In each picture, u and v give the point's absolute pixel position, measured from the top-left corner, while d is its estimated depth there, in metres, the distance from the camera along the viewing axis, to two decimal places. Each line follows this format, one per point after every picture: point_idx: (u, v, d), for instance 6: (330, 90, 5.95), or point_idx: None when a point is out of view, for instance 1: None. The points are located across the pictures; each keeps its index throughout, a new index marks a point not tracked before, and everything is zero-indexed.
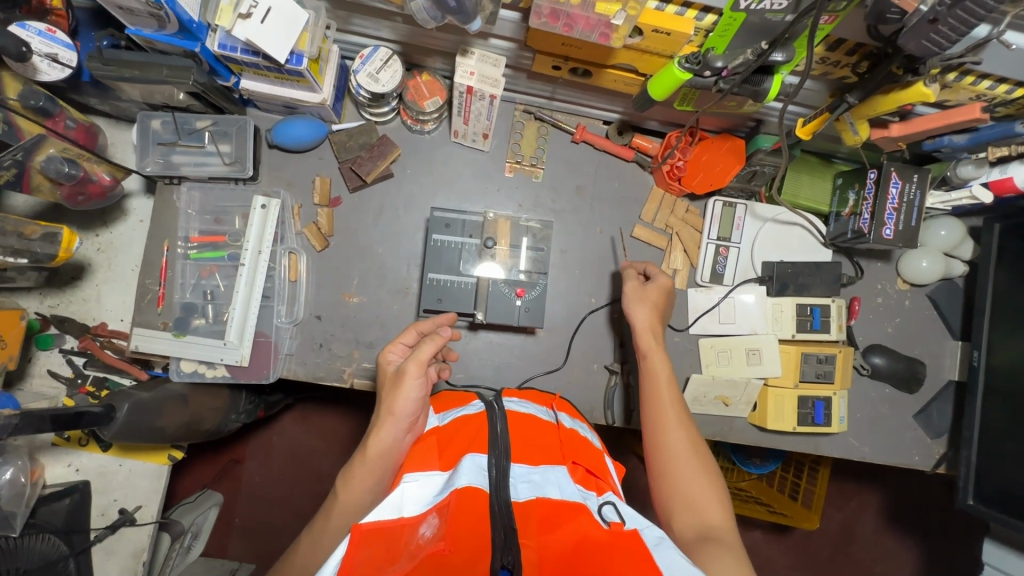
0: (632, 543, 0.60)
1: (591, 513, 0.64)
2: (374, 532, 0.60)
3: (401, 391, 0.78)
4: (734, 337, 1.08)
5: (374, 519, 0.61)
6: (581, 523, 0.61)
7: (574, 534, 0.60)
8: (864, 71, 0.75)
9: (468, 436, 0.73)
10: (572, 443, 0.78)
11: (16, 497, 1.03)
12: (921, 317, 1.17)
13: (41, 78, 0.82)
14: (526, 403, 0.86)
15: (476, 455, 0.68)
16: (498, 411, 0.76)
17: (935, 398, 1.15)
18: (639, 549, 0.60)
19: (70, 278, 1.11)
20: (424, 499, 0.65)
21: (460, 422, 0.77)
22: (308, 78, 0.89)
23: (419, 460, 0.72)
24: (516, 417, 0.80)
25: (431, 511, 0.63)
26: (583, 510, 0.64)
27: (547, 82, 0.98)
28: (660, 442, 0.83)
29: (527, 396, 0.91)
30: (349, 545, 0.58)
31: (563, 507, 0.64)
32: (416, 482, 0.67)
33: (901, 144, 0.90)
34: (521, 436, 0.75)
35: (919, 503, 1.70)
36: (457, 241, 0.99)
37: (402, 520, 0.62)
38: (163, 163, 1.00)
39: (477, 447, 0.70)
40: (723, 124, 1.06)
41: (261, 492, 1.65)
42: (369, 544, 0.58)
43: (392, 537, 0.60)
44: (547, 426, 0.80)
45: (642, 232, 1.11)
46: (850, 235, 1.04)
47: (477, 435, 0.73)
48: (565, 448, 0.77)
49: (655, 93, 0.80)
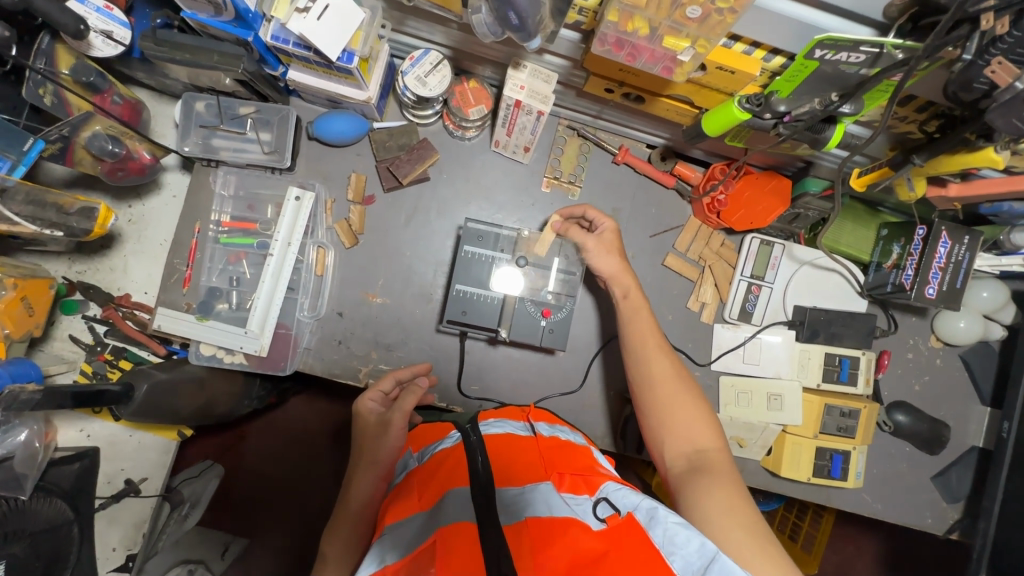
0: (629, 536, 0.62)
1: (584, 523, 0.64)
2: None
3: (386, 440, 0.85)
4: (758, 379, 1.06)
5: None
6: (573, 536, 0.61)
7: (570, 546, 0.60)
8: (933, 130, 0.72)
9: (447, 470, 0.72)
10: (555, 455, 0.77)
11: (28, 459, 1.04)
12: (950, 378, 1.14)
13: (94, 54, 0.81)
14: (502, 422, 0.84)
15: (457, 490, 0.67)
16: (474, 441, 0.75)
17: (956, 462, 1.12)
18: (636, 539, 0.62)
19: (99, 246, 1.12)
20: (403, 544, 0.64)
21: (438, 459, 0.75)
22: (357, 76, 0.88)
23: (401, 507, 0.71)
24: (493, 440, 0.79)
25: (416, 556, 0.60)
26: (572, 522, 0.63)
27: (596, 102, 0.96)
28: (646, 375, 0.87)
29: (503, 415, 0.88)
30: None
31: (555, 523, 0.63)
32: (397, 532, 0.65)
33: (957, 205, 0.87)
34: (500, 459, 0.73)
35: (919, 558, 1.66)
36: (489, 254, 0.98)
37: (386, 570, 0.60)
38: (203, 145, 1.00)
39: (456, 482, 0.69)
40: (770, 161, 1.03)
41: (260, 471, 1.66)
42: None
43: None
44: (525, 443, 0.79)
45: (674, 262, 1.09)
46: (889, 289, 1.00)
47: (455, 469, 0.72)
48: (548, 460, 0.75)
49: (709, 129, 0.78)
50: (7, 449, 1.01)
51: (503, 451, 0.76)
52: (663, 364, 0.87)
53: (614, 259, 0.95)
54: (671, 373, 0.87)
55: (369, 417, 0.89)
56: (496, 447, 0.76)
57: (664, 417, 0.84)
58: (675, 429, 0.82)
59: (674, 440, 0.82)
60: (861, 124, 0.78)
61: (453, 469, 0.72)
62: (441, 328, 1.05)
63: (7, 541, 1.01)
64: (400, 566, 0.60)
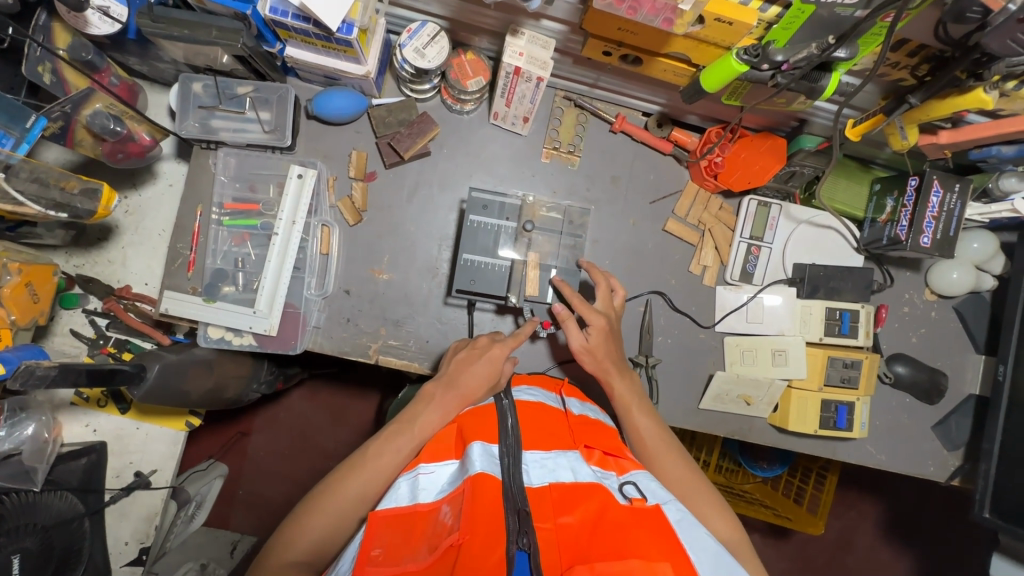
0: (653, 521, 0.62)
1: (609, 492, 0.66)
2: (392, 517, 0.64)
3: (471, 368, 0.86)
4: (761, 337, 1.08)
5: (391, 507, 0.65)
6: (597, 502, 0.64)
7: (592, 512, 0.63)
8: (924, 73, 0.75)
9: (477, 425, 0.75)
10: (584, 428, 0.79)
11: (38, 453, 1.03)
12: (946, 329, 1.17)
13: (90, 31, 0.82)
14: (535, 391, 0.87)
15: (485, 443, 0.70)
16: (507, 403, 0.78)
17: (954, 410, 1.15)
18: (659, 524, 0.62)
19: (96, 238, 1.11)
20: (437, 487, 0.68)
21: (472, 412, 0.79)
22: (356, 48, 0.88)
23: (438, 448, 0.74)
24: (525, 405, 0.81)
25: (445, 498, 0.66)
26: (598, 490, 0.66)
27: (593, 69, 0.98)
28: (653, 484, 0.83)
29: (535, 383, 0.92)
30: (367, 532, 0.63)
31: (578, 489, 0.66)
32: (430, 473, 0.70)
33: (947, 153, 0.89)
34: (532, 426, 0.76)
35: (919, 516, 1.70)
36: (494, 223, 0.99)
37: (418, 507, 0.66)
38: (201, 127, 0.99)
39: (484, 436, 0.72)
40: (765, 122, 1.05)
41: (267, 466, 1.65)
42: (389, 527, 0.63)
43: (408, 526, 0.64)
44: (556, 415, 0.81)
45: (675, 226, 1.11)
46: (885, 242, 1.03)
47: (487, 425, 0.75)
48: (577, 433, 0.78)
49: (706, 85, 0.79)
50: (14, 443, 1.01)
51: (534, 416, 0.79)
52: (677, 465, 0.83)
53: (604, 355, 0.91)
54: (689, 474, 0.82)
55: (499, 363, 0.87)
56: (529, 414, 0.79)
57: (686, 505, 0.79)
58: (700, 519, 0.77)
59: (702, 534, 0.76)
60: (854, 73, 0.80)
61: (481, 424, 0.76)
62: (449, 301, 1.06)
63: (19, 535, 1.00)
64: (431, 509, 0.65)
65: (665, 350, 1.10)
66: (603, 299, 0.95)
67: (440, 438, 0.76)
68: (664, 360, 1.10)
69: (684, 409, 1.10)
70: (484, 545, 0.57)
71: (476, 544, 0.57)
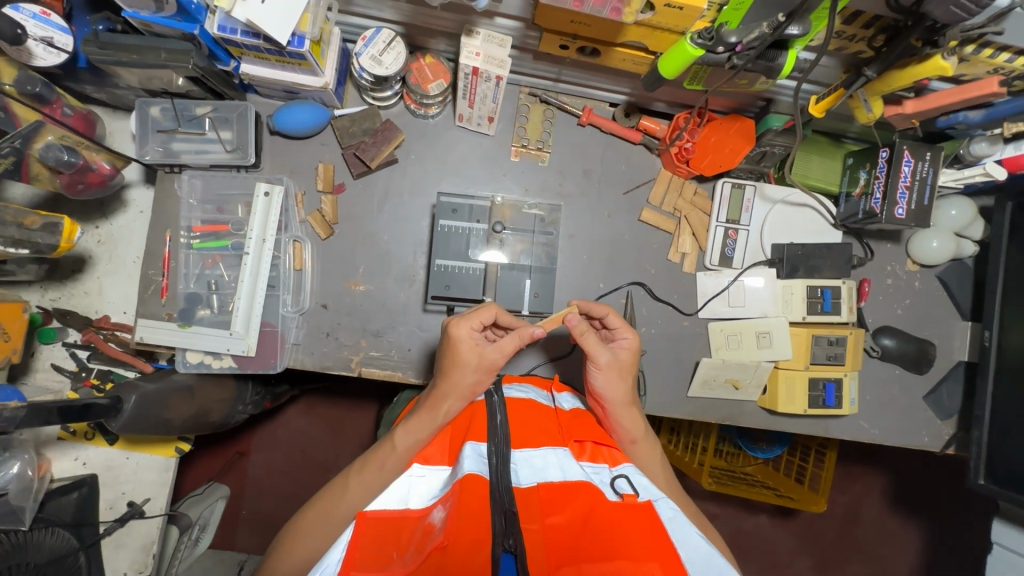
0: (642, 516, 0.63)
1: (597, 489, 0.67)
2: (380, 519, 0.65)
3: (447, 368, 0.79)
4: (744, 320, 1.08)
5: (379, 508, 0.66)
6: (584, 501, 0.65)
7: (580, 511, 0.64)
8: (881, 44, 0.73)
9: (469, 426, 0.76)
10: (574, 423, 0.79)
11: (25, 491, 1.01)
12: (931, 298, 1.16)
13: (37, 63, 0.81)
14: (526, 388, 0.86)
15: (476, 444, 0.70)
16: (496, 401, 0.77)
17: (945, 378, 1.14)
18: (649, 520, 0.63)
19: (71, 270, 1.10)
20: (429, 492, 0.70)
21: (466, 413, 0.80)
22: (310, 60, 0.87)
23: (426, 454, 0.76)
24: (515, 402, 0.80)
25: (435, 503, 0.67)
26: (587, 488, 0.67)
27: (553, 63, 0.97)
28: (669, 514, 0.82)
29: (527, 380, 0.92)
30: (354, 534, 0.63)
31: (566, 488, 0.66)
32: (421, 477, 0.72)
33: (915, 122, 0.88)
34: (521, 423, 0.75)
35: (923, 485, 1.70)
36: (465, 226, 0.98)
37: (407, 512, 0.67)
38: (163, 151, 0.98)
39: (476, 435, 0.72)
40: (732, 105, 1.04)
41: (267, 484, 1.65)
42: (376, 529, 0.63)
43: (397, 525, 0.65)
44: (546, 410, 0.81)
45: (650, 215, 1.10)
46: (861, 216, 1.02)
47: (476, 424, 0.75)
48: (566, 428, 0.78)
49: (666, 71, 0.79)
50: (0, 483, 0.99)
51: (525, 412, 0.78)
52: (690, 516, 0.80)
53: (618, 391, 0.82)
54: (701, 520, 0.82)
55: (474, 347, 0.79)
56: (518, 410, 0.78)
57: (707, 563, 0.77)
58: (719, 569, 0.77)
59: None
60: (810, 49, 0.78)
61: (473, 423, 0.76)
62: (428, 307, 1.05)
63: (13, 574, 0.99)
64: (420, 513, 0.66)
65: (650, 340, 1.10)
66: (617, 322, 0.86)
67: (430, 445, 0.78)
68: (650, 350, 1.10)
69: (673, 398, 1.09)
70: (468, 551, 0.56)
71: (460, 548, 0.56)
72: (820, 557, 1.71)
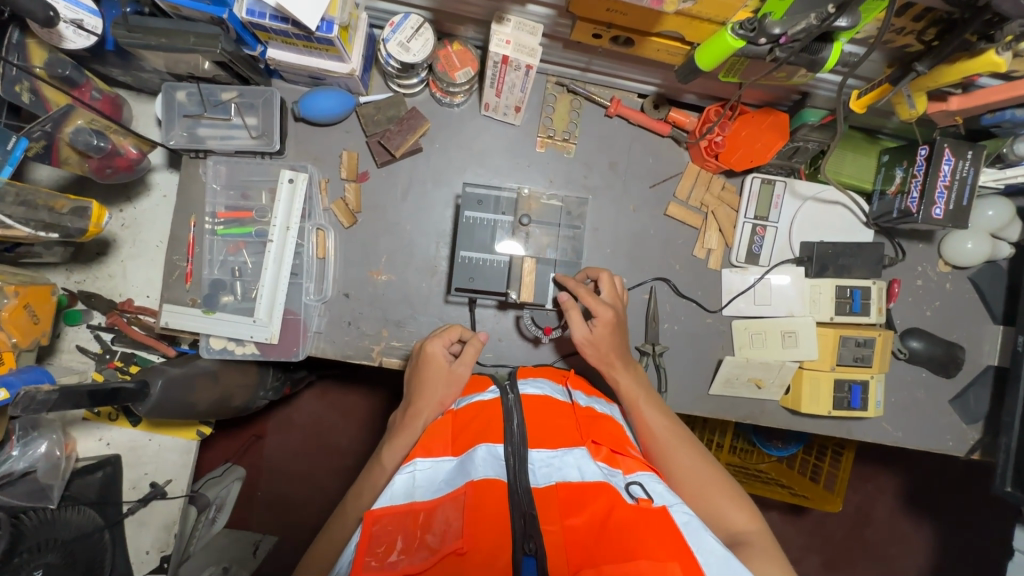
0: (661, 520, 0.62)
1: (616, 491, 0.65)
2: (390, 515, 0.64)
3: (422, 385, 0.86)
4: (770, 319, 1.06)
5: (386, 504, 0.65)
6: (604, 501, 0.63)
7: (599, 512, 0.62)
8: (932, 38, 0.70)
9: (481, 423, 0.74)
10: (591, 421, 0.77)
11: (53, 470, 1.04)
12: (961, 301, 1.13)
13: (66, 46, 0.80)
14: (541, 384, 0.85)
15: (490, 444, 0.69)
16: (512, 400, 0.77)
17: (972, 383, 1.12)
18: (669, 526, 0.61)
19: (96, 253, 1.11)
20: (435, 483, 0.68)
21: (476, 409, 0.77)
22: (338, 46, 0.86)
23: (432, 446, 0.74)
24: (530, 399, 0.80)
25: (445, 498, 0.65)
26: (605, 489, 0.65)
27: (584, 52, 0.94)
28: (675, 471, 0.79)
29: (542, 374, 0.91)
30: (364, 534, 0.62)
31: (585, 489, 0.65)
32: (427, 469, 0.70)
33: (958, 119, 0.85)
34: (538, 422, 0.75)
35: (939, 488, 1.68)
36: (490, 218, 0.97)
37: (414, 507, 0.65)
38: (188, 136, 0.98)
39: (490, 435, 0.71)
40: (766, 98, 1.01)
41: (283, 467, 1.67)
42: (384, 530, 0.63)
43: (406, 522, 0.63)
44: (563, 407, 0.80)
45: (676, 210, 1.08)
46: (895, 215, 0.99)
47: (491, 422, 0.73)
48: (584, 424, 0.77)
49: (702, 63, 0.76)
50: (29, 462, 1.01)
51: (541, 410, 0.78)
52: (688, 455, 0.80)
53: (609, 348, 0.89)
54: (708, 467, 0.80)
55: (441, 363, 0.88)
56: (534, 409, 0.78)
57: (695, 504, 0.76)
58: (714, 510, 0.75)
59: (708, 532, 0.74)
60: (856, 41, 0.76)
61: (485, 420, 0.74)
62: (450, 298, 1.04)
63: (42, 551, 0.99)
64: (430, 507, 0.64)
65: (672, 336, 1.09)
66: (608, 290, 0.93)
67: (432, 435, 0.76)
68: (671, 347, 1.08)
69: (693, 395, 1.08)
70: (488, 555, 0.57)
71: (477, 554, 0.57)
72: (831, 555, 1.70)
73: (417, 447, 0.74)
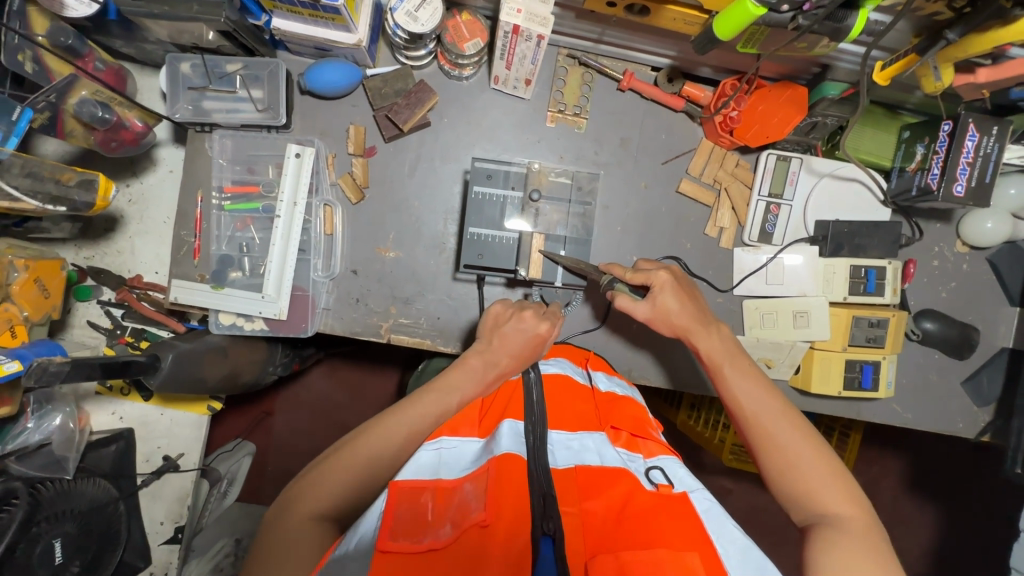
0: (679, 510, 0.62)
1: (635, 476, 0.66)
2: (414, 488, 0.62)
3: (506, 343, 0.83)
4: (782, 299, 1.05)
5: (411, 477, 0.63)
6: (624, 486, 0.65)
7: (618, 498, 0.64)
8: (963, 5, 0.67)
9: (505, 406, 0.76)
10: (611, 407, 0.79)
11: (67, 442, 1.06)
12: (979, 283, 1.11)
13: (69, 14, 0.78)
14: (562, 364, 0.87)
15: (513, 421, 0.71)
16: (533, 378, 0.78)
17: (986, 365, 1.11)
18: (687, 518, 0.61)
19: (103, 229, 1.10)
20: (461, 462, 0.69)
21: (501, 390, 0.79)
22: (344, 15, 0.83)
23: (456, 425, 0.75)
24: (551, 379, 0.81)
25: (468, 476, 0.65)
26: (625, 475, 0.66)
27: (597, 22, 0.91)
28: (767, 438, 0.76)
29: (562, 354, 0.92)
30: (389, 501, 0.60)
31: (605, 474, 0.66)
32: (453, 447, 0.71)
33: (985, 93, 0.82)
34: (560, 406, 0.77)
35: (946, 471, 1.68)
36: (499, 193, 0.97)
37: (439, 482, 0.64)
38: (193, 109, 0.97)
39: (512, 414, 0.73)
40: (784, 71, 0.98)
41: (291, 442, 1.69)
42: (409, 503, 0.60)
43: (428, 495, 0.62)
44: (583, 392, 0.81)
45: (688, 187, 1.06)
46: (914, 193, 0.97)
47: (514, 405, 0.76)
48: (603, 412, 0.79)
49: (720, 32, 0.73)
50: (44, 434, 1.03)
51: (562, 393, 0.79)
52: (787, 429, 0.75)
53: (677, 317, 0.87)
54: (811, 447, 0.74)
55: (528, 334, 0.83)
56: (555, 390, 0.79)
57: (789, 486, 0.72)
58: (808, 493, 0.71)
59: (794, 506, 0.72)
60: (883, 9, 0.73)
61: (509, 403, 0.77)
62: (458, 276, 1.03)
63: (58, 521, 0.99)
64: (454, 485, 0.64)
65: None
66: (648, 263, 0.94)
67: (458, 415, 0.77)
68: None
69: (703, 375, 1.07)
70: (509, 527, 0.59)
71: (502, 525, 0.59)
72: None
73: (443, 427, 0.75)
